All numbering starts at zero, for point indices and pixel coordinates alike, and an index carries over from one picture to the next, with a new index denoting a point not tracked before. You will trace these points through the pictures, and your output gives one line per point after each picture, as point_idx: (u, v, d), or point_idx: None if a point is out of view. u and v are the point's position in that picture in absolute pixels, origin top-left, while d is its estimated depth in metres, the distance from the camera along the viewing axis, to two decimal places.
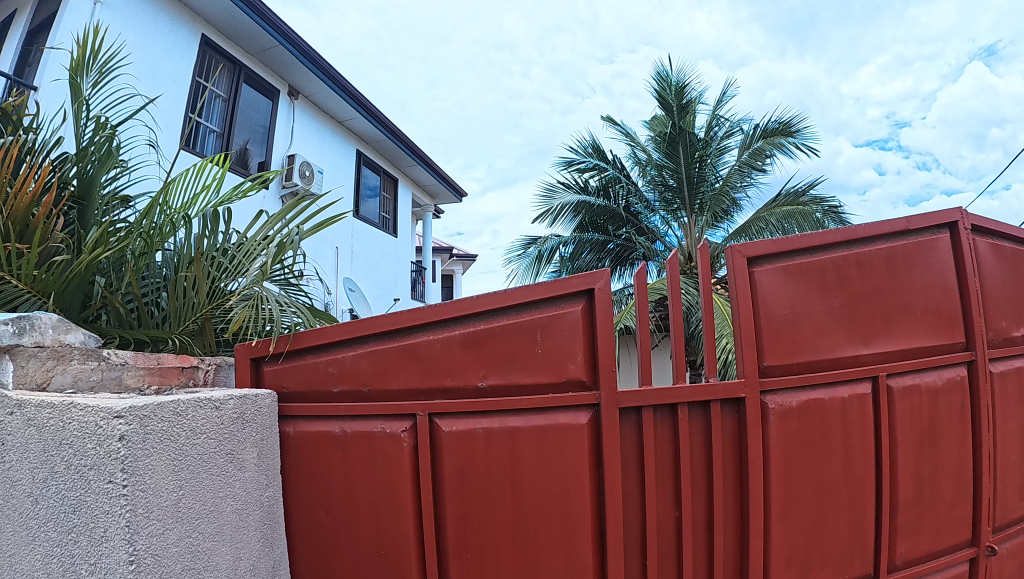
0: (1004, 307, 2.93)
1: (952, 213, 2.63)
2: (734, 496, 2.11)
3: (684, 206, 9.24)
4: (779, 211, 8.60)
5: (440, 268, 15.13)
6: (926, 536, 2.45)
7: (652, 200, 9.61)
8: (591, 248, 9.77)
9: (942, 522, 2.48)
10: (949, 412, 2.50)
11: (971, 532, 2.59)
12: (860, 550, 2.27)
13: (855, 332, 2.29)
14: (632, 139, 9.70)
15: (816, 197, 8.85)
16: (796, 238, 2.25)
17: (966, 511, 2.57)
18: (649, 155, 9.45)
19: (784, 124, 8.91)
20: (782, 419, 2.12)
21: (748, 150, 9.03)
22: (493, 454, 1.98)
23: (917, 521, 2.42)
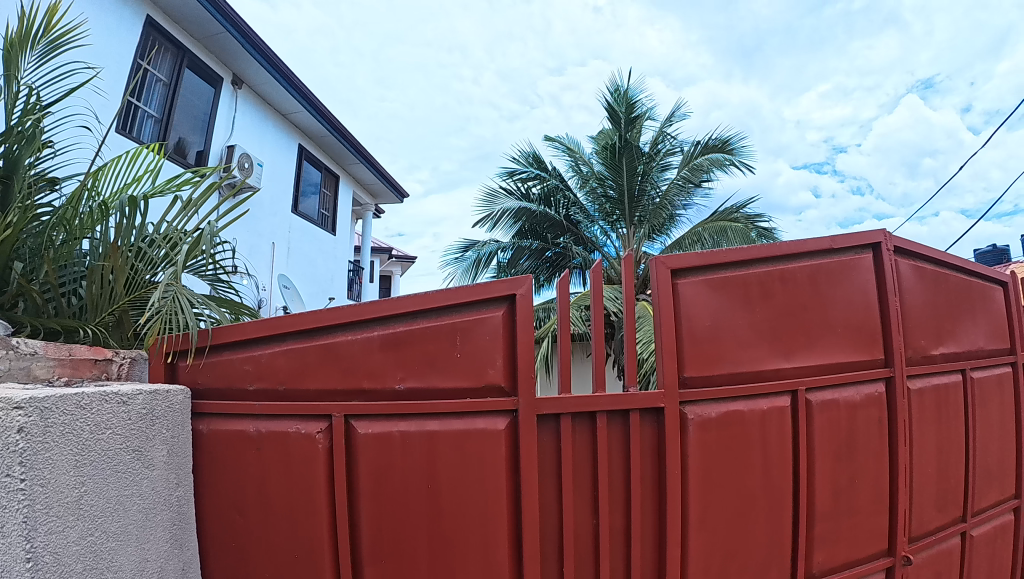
0: (924, 324, 3.02)
1: (876, 234, 2.71)
2: (653, 507, 2.10)
3: (624, 218, 9.30)
4: (713, 226, 8.75)
5: (378, 268, 14.91)
6: (843, 545, 2.49)
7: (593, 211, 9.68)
8: (529, 255, 9.74)
9: (859, 532, 2.54)
10: (867, 425, 2.56)
11: (888, 542, 2.65)
12: (777, 559, 2.30)
13: (776, 347, 2.32)
14: (573, 151, 9.73)
15: (749, 215, 9.04)
16: (721, 251, 2.27)
17: (883, 521, 2.63)
18: (592, 168, 9.57)
19: (722, 141, 9.00)
20: (701, 429, 2.12)
21: (688, 166, 9.11)
22: (409, 457, 1.94)
23: (835, 532, 2.47)
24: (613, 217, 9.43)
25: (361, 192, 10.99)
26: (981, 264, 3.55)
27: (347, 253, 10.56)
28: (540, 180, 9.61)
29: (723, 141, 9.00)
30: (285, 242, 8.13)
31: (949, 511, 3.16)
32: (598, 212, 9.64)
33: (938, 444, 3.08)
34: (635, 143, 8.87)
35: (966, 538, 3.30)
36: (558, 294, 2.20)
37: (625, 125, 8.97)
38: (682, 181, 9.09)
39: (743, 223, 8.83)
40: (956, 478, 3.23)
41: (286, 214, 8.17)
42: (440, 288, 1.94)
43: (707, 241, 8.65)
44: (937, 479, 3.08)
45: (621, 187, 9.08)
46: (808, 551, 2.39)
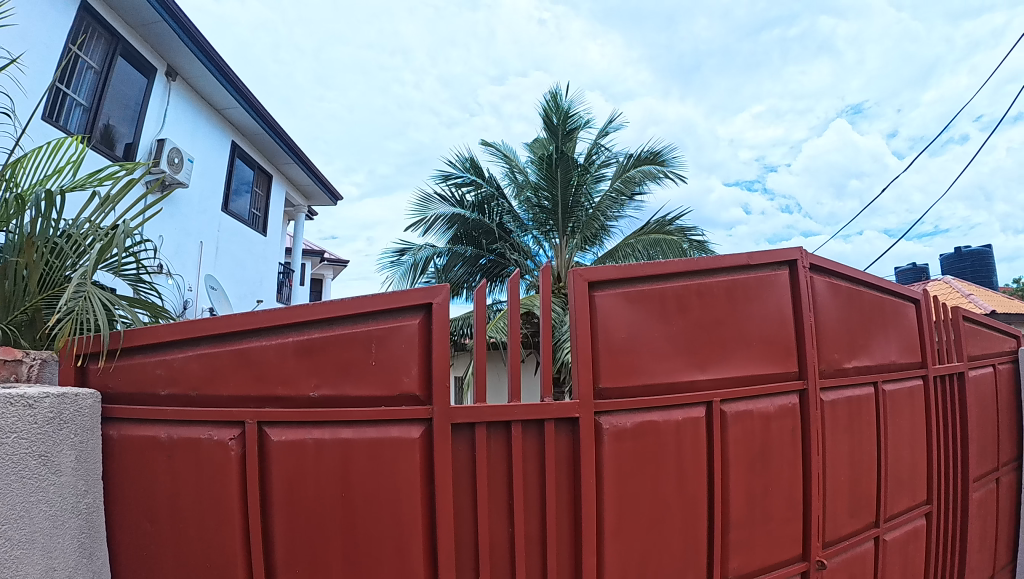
0: (838, 339, 3.13)
1: (793, 252, 2.80)
2: (569, 515, 2.13)
3: (557, 227, 9.39)
4: (646, 238, 8.89)
5: (309, 271, 14.67)
6: (758, 551, 2.57)
7: (526, 221, 9.76)
8: (462, 262, 9.66)
9: (773, 538, 2.62)
10: (780, 435, 2.65)
11: (802, 547, 2.73)
12: (692, 565, 2.35)
13: (690, 359, 2.38)
14: (509, 159, 9.79)
15: (681, 227, 9.17)
16: (638, 265, 2.32)
17: (797, 527, 2.71)
18: (528, 177, 9.62)
19: (654, 154, 9.23)
20: (616, 439, 2.16)
21: (621, 178, 9.25)
22: (323, 464, 1.92)
23: (750, 538, 2.54)
24: (546, 227, 9.49)
25: (294, 193, 10.82)
26: (894, 282, 3.71)
27: (278, 255, 10.37)
28: (476, 187, 9.65)
29: (655, 153, 9.23)
30: (213, 241, 7.94)
31: (862, 517, 3.28)
32: (531, 221, 9.67)
33: (850, 454, 3.20)
34: (570, 154, 8.96)
35: (879, 542, 3.43)
36: (476, 307, 2.28)
37: (561, 137, 9.10)
38: (615, 193, 9.24)
39: (675, 235, 9.00)
40: (868, 486, 3.36)
41: (216, 212, 8.00)
42: (355, 295, 1.94)
43: (640, 252, 8.76)
44: (849, 486, 3.20)
45: (555, 198, 9.18)
46: (723, 558, 2.45)
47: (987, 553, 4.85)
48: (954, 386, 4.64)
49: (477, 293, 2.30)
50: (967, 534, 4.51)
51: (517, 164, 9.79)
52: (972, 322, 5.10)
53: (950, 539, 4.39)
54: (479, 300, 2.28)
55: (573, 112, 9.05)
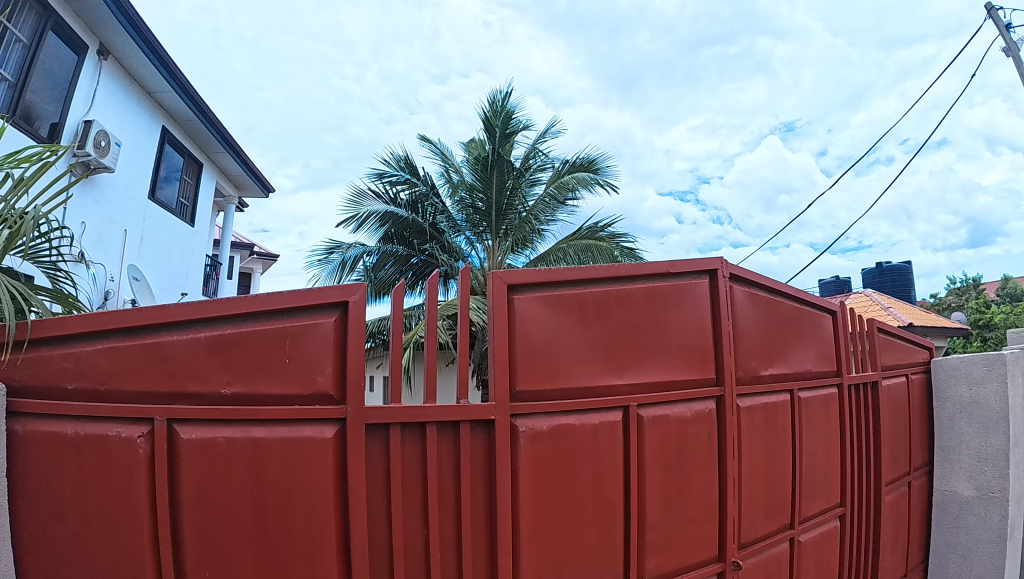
0: (755, 347, 3.24)
1: (714, 262, 2.88)
2: (484, 517, 2.15)
3: (490, 230, 9.45)
4: (578, 244, 8.99)
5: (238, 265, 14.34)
6: (675, 552, 2.63)
7: (459, 220, 9.71)
8: (393, 261, 9.65)
9: (689, 540, 2.68)
10: (697, 440, 2.73)
11: (719, 549, 2.81)
12: (608, 566, 2.40)
13: (608, 364, 2.43)
14: (446, 159, 9.78)
15: (613, 234, 9.37)
16: (558, 269, 2.36)
17: (713, 529, 2.79)
18: (463, 177, 9.60)
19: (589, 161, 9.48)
20: (532, 442, 2.20)
21: (556, 183, 9.37)
22: (234, 463, 1.90)
23: (666, 539, 2.61)
24: (479, 228, 9.52)
25: (224, 183, 10.57)
26: (812, 294, 3.85)
27: (206, 247, 10.12)
28: (410, 186, 9.59)
29: (590, 161, 9.47)
30: (138, 230, 7.70)
31: (776, 519, 3.39)
32: (464, 221, 9.69)
33: (766, 459, 3.31)
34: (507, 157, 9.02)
35: (794, 543, 3.55)
36: (393, 308, 2.30)
37: (499, 139, 9.16)
38: (549, 198, 9.32)
39: (606, 241, 9.16)
40: (782, 490, 3.47)
41: (142, 200, 7.77)
42: (271, 293, 1.93)
43: (572, 257, 8.86)
44: (765, 489, 3.31)
45: (490, 200, 9.22)
46: (641, 559, 2.50)
47: (899, 555, 5.05)
48: (868, 394, 4.83)
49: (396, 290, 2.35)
50: (880, 536, 4.69)
51: (453, 164, 9.79)
52: (886, 334, 5.32)
53: (863, 541, 4.56)
54: (397, 297, 2.33)
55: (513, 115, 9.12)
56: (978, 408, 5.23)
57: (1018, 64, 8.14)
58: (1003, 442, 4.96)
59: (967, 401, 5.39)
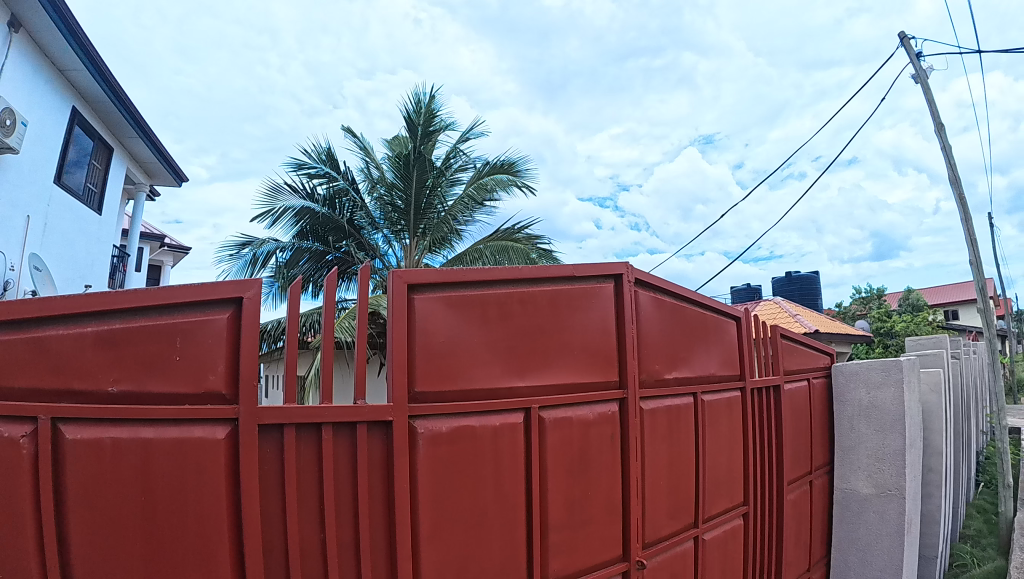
0: (659, 351, 3.35)
1: (620, 266, 2.96)
2: (383, 519, 2.16)
3: (408, 228, 9.45)
4: (494, 244, 9.06)
5: (147, 256, 13.84)
6: (579, 553, 2.69)
7: (377, 217, 9.68)
8: (308, 258, 9.49)
9: (594, 540, 2.75)
10: (599, 441, 2.80)
11: (624, 548, 2.89)
12: (511, 566, 2.44)
13: (510, 366, 2.49)
14: (367, 154, 9.68)
15: (530, 237, 9.47)
16: (459, 271, 2.40)
17: (617, 530, 2.87)
18: (383, 173, 9.52)
19: (509, 163, 9.55)
20: (430, 444, 2.23)
21: (475, 184, 9.47)
22: (122, 464, 1.87)
23: (570, 540, 2.66)
24: (397, 227, 9.50)
25: (136, 170, 10.22)
26: (717, 300, 3.99)
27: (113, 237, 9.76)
28: (329, 180, 9.35)
29: (511, 163, 9.55)
30: (41, 216, 7.37)
31: (680, 519, 3.50)
32: (382, 219, 9.64)
33: (669, 460, 3.42)
34: (428, 155, 9.02)
35: (698, 541, 3.67)
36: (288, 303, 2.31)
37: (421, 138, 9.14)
38: (468, 199, 9.43)
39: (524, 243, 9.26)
40: (685, 491, 3.59)
41: (46, 184, 7.44)
42: (161, 288, 1.90)
43: (488, 258, 8.92)
44: (668, 490, 3.42)
45: (408, 199, 9.20)
46: (544, 559, 2.55)
47: (801, 551, 5.28)
48: (770, 398, 5.03)
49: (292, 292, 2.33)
50: (783, 534, 4.88)
51: (374, 160, 9.70)
52: (789, 340, 5.55)
53: (765, 538, 4.75)
54: (292, 299, 2.32)
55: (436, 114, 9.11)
56: (876, 410, 5.51)
57: (925, 90, 8.54)
58: (898, 444, 5.25)
59: (864, 404, 5.67)
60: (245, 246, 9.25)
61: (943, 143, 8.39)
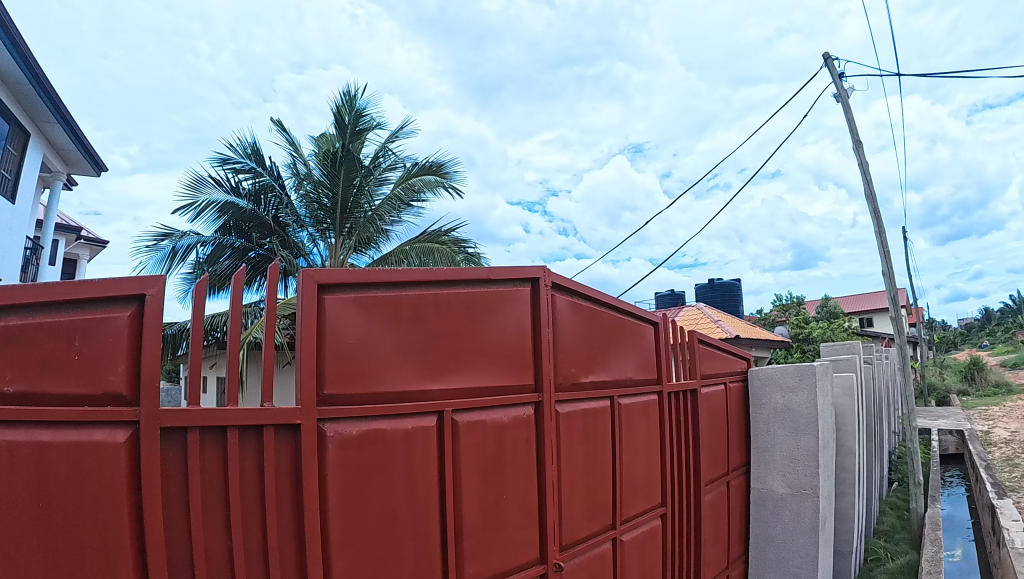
0: (575, 355, 3.43)
1: (537, 271, 3.03)
2: (291, 525, 2.17)
3: (334, 227, 9.41)
4: (420, 246, 9.10)
5: (62, 249, 13.29)
6: (496, 557, 2.73)
7: (303, 215, 9.61)
8: (230, 255, 9.41)
9: (510, 544, 2.80)
10: (514, 444, 2.85)
11: (541, 551, 2.95)
12: (426, 568, 2.47)
13: (422, 369, 2.52)
14: (295, 150, 9.58)
15: (456, 240, 9.56)
16: (371, 272, 2.42)
17: (533, 533, 2.92)
18: (310, 170, 9.51)
19: (437, 165, 9.71)
20: (340, 448, 2.25)
21: (404, 184, 9.60)
22: (18, 467, 1.87)
23: (487, 544, 2.70)
24: (322, 225, 9.45)
25: (52, 158, 9.85)
26: (635, 305, 4.11)
27: (27, 227, 9.39)
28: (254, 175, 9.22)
29: (439, 165, 9.72)
30: None
31: (598, 521, 3.59)
32: (308, 217, 9.58)
33: (585, 462, 3.50)
34: (356, 153, 8.93)
35: (616, 542, 3.77)
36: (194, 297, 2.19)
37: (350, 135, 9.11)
38: (397, 199, 9.55)
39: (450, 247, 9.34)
40: (603, 493, 3.69)
41: None
42: (58, 283, 1.89)
43: (414, 259, 8.95)
44: (585, 493, 3.50)
45: (335, 197, 9.11)
46: (460, 561, 2.59)
47: (720, 550, 5.44)
48: (687, 402, 5.18)
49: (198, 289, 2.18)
50: (701, 534, 5.04)
51: (301, 155, 9.62)
52: (706, 345, 5.72)
53: (685, 538, 4.89)
54: (198, 298, 2.18)
55: (366, 113, 9.13)
56: (790, 413, 5.75)
57: (846, 109, 8.91)
58: (812, 444, 5.51)
59: (779, 407, 5.89)
60: (164, 238, 9.02)
61: (860, 160, 8.77)
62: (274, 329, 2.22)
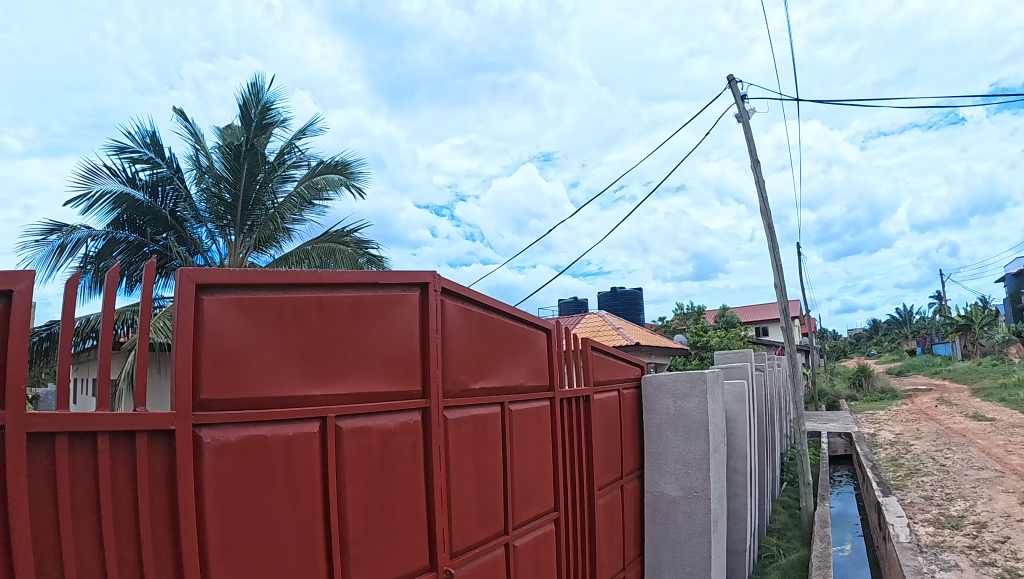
0: (464, 361, 3.54)
1: (426, 276, 3.13)
2: (167, 533, 2.19)
3: (234, 224, 9.30)
4: (323, 247, 9.14)
5: None
6: (383, 564, 2.80)
7: (202, 210, 9.50)
8: (123, 249, 8.98)
9: (398, 552, 2.87)
10: (400, 450, 2.93)
11: (431, 559, 3.04)
12: (310, 569, 2.52)
13: (306, 374, 2.59)
14: (198, 141, 9.35)
15: (358, 241, 9.67)
16: (253, 274, 2.47)
17: (422, 540, 3.00)
18: (211, 163, 9.30)
19: (342, 165, 9.78)
20: (217, 454, 2.29)
21: (308, 183, 9.61)
22: None
23: (373, 552, 2.77)
24: (223, 221, 9.33)
25: None
26: (528, 313, 4.26)
27: None
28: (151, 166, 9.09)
29: (344, 165, 9.79)
30: None
31: (489, 527, 3.70)
32: (206, 213, 9.49)
33: (476, 467, 3.61)
34: (259, 148, 8.93)
35: (508, 547, 3.90)
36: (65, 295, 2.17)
37: (255, 129, 9.13)
38: (300, 197, 9.55)
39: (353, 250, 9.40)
40: (495, 499, 3.81)
41: None
42: None
43: (315, 260, 8.97)
44: (476, 499, 3.60)
45: (237, 193, 9.05)
46: (344, 563, 2.65)
47: (615, 552, 5.65)
48: (581, 408, 5.36)
49: (69, 285, 2.17)
50: (594, 537, 5.22)
51: (204, 148, 9.39)
52: (601, 352, 5.91)
53: (579, 541, 5.06)
54: (68, 296, 2.17)
55: (272, 107, 9.18)
56: (682, 418, 6.03)
57: (747, 130, 9.34)
58: (703, 449, 5.81)
59: (671, 412, 6.16)
60: (53, 233, 8.69)
61: (758, 178, 9.21)
62: (149, 327, 2.25)
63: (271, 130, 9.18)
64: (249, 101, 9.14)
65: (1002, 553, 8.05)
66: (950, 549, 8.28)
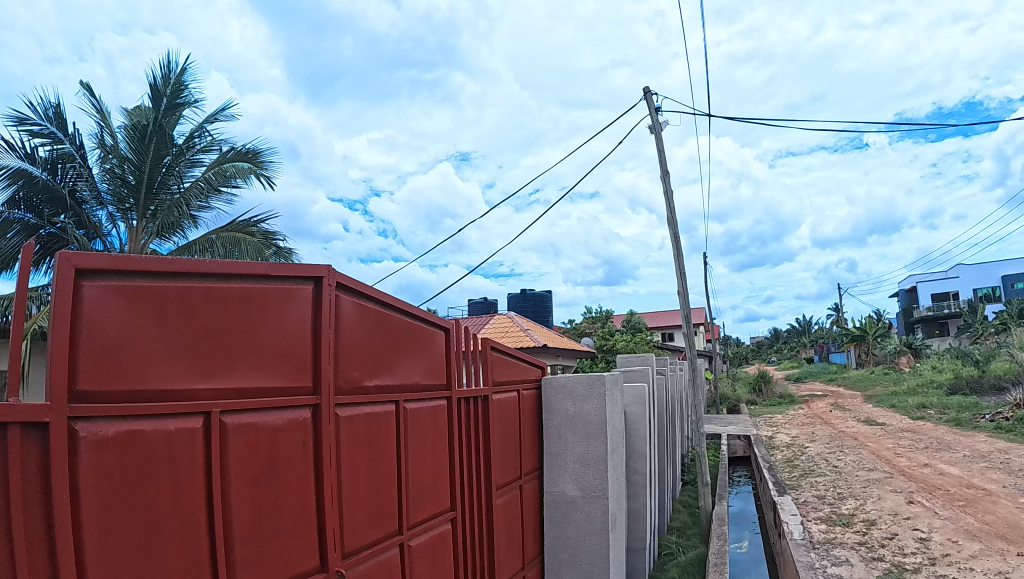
0: (358, 358, 3.63)
1: (320, 270, 3.22)
2: (40, 529, 2.18)
3: (136, 207, 9.04)
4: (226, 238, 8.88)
5: None
6: (269, 563, 2.87)
7: (103, 191, 9.19)
8: (19, 230, 8.68)
9: (286, 551, 2.93)
10: (288, 447, 2.99)
11: (321, 559, 3.13)
12: (194, 568, 2.57)
13: (189, 367, 2.64)
14: (103, 118, 9.06)
15: (265, 233, 9.44)
16: (135, 262, 2.49)
17: (312, 540, 3.07)
18: (116, 143, 9.02)
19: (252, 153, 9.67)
20: (93, 448, 2.32)
21: (216, 169, 9.45)
22: None
23: (259, 550, 2.83)
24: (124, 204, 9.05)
25: None
26: (426, 312, 4.38)
27: None
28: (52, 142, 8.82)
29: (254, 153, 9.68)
30: None
31: (383, 527, 3.79)
32: (108, 195, 9.19)
33: (369, 466, 3.69)
34: (167, 130, 8.74)
35: (403, 547, 4.01)
36: None
37: (164, 108, 8.93)
38: (207, 183, 9.38)
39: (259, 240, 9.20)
40: (389, 499, 3.90)
41: None
42: None
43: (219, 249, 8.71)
44: (368, 499, 3.69)
45: (142, 175, 8.81)
46: (229, 563, 2.70)
47: (513, 551, 5.81)
48: (479, 406, 5.49)
49: None
50: (491, 536, 5.37)
51: (109, 126, 9.10)
52: (501, 353, 6.06)
53: (476, 540, 5.20)
54: None
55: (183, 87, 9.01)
56: (581, 420, 6.26)
57: (658, 141, 9.69)
58: (601, 449, 6.05)
59: (570, 413, 6.38)
60: None
61: (666, 189, 9.57)
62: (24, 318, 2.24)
63: (180, 111, 9.00)
64: (159, 81, 8.95)
65: (889, 548, 8.65)
66: (841, 545, 8.84)
